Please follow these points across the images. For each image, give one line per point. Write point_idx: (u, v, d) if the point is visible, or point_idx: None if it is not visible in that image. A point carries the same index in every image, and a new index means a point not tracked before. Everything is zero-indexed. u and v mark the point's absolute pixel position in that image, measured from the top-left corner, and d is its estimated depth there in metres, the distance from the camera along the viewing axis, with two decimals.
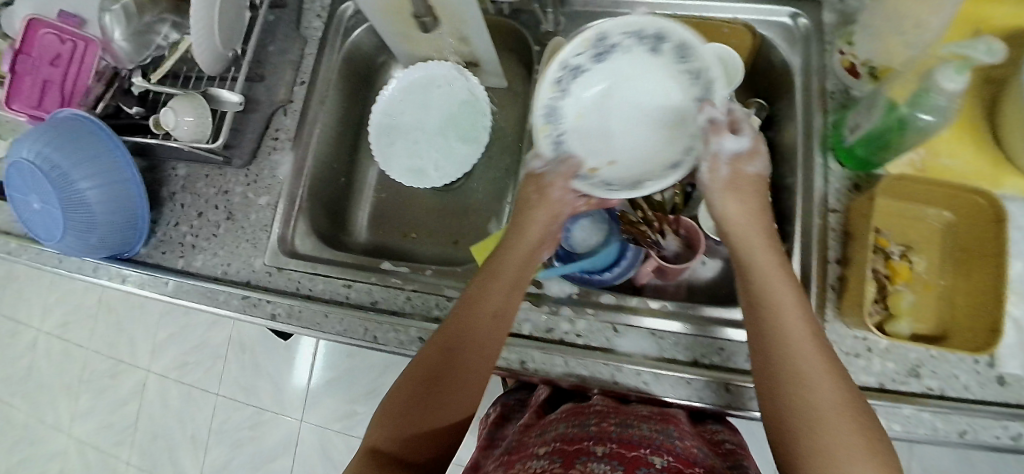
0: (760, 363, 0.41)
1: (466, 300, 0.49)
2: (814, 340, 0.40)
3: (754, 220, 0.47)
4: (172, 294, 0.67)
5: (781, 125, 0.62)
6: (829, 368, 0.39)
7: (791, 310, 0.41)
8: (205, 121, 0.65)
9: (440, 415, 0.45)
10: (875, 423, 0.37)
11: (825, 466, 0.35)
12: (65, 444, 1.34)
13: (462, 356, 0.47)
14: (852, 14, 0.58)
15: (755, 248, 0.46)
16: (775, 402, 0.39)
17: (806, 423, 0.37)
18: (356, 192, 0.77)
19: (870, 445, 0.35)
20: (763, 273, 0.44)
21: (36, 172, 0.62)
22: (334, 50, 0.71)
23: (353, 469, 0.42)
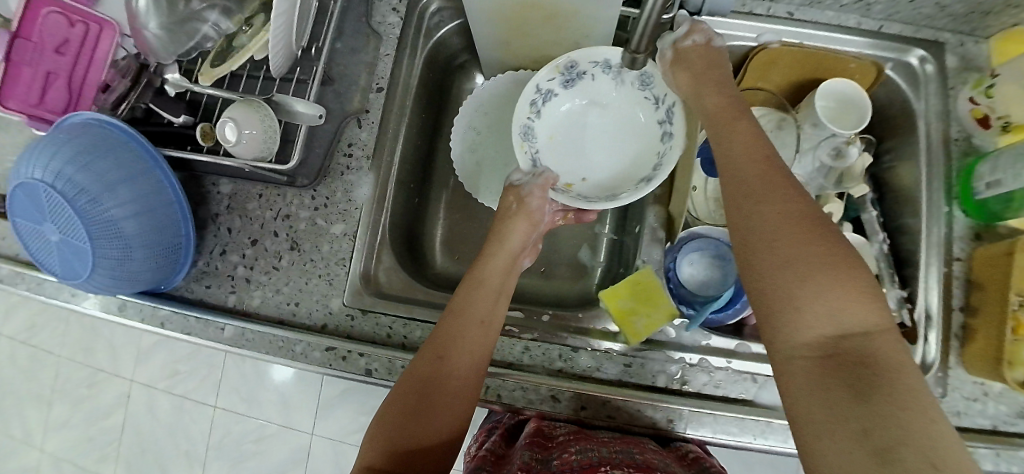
0: (729, 215, 0.39)
1: (458, 304, 0.49)
2: (784, 192, 0.37)
3: (721, 114, 0.45)
4: (229, 341, 0.56)
5: (890, 163, 0.62)
6: (796, 212, 0.36)
7: (767, 181, 0.38)
8: (272, 135, 0.54)
9: (444, 410, 0.44)
10: (859, 260, 0.35)
11: (803, 300, 0.33)
12: (36, 460, 1.15)
13: (457, 347, 0.46)
14: (971, 59, 0.59)
15: (737, 141, 0.42)
16: (751, 249, 0.37)
17: (789, 271, 0.34)
18: (429, 212, 0.69)
19: (860, 283, 0.34)
20: (750, 158, 0.40)
21: (52, 197, 0.49)
22: (416, 51, 0.62)
23: None
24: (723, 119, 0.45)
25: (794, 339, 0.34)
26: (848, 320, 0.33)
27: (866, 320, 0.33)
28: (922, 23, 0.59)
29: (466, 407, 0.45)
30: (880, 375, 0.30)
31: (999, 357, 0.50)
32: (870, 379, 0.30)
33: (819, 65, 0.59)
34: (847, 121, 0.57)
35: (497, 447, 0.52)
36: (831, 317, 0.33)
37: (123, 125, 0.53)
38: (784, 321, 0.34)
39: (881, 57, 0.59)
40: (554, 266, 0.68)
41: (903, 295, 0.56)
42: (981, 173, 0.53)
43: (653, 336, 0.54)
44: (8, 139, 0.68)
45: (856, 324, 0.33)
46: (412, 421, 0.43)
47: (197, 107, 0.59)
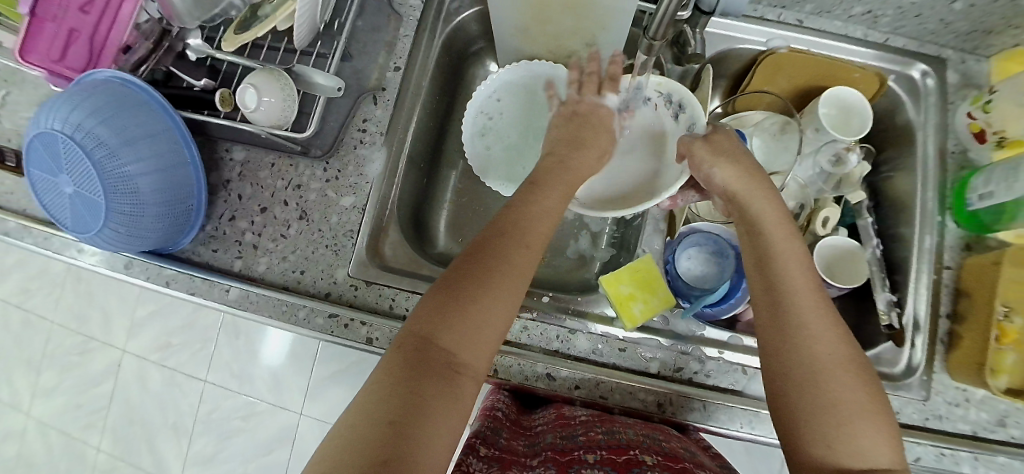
0: (778, 332, 0.42)
1: (515, 207, 0.46)
2: (832, 329, 0.41)
3: (777, 227, 0.45)
4: (232, 304, 0.57)
5: (888, 173, 0.64)
6: (840, 351, 0.40)
7: (817, 315, 0.41)
8: (291, 104, 0.55)
9: (491, 306, 0.41)
10: (882, 400, 0.40)
11: (837, 433, 0.38)
12: (24, 425, 1.14)
13: (506, 251, 0.43)
14: (972, 76, 0.62)
15: (792, 269, 0.43)
16: (795, 380, 0.40)
17: (824, 408, 0.38)
18: (436, 194, 0.70)
19: (883, 423, 0.39)
20: (796, 284, 0.43)
21: (69, 147, 0.50)
22: (436, 34, 0.64)
23: (385, 378, 0.38)
24: (777, 235, 0.45)
25: (820, 461, 0.38)
26: (873, 454, 0.37)
27: (888, 456, 0.38)
28: (926, 39, 0.62)
29: (509, 310, 0.42)
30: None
31: (983, 362, 0.51)
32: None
33: (823, 72, 0.61)
34: (849, 129, 0.59)
35: (510, 411, 0.55)
36: (858, 450, 0.37)
37: (127, 79, 0.54)
38: (815, 447, 0.38)
39: (883, 68, 0.62)
40: (554, 254, 0.69)
41: (892, 299, 0.58)
42: (975, 186, 0.55)
43: (649, 323, 0.55)
44: (22, 97, 0.69)
45: (879, 459, 0.37)
46: (455, 319, 0.40)
47: (218, 73, 0.61)
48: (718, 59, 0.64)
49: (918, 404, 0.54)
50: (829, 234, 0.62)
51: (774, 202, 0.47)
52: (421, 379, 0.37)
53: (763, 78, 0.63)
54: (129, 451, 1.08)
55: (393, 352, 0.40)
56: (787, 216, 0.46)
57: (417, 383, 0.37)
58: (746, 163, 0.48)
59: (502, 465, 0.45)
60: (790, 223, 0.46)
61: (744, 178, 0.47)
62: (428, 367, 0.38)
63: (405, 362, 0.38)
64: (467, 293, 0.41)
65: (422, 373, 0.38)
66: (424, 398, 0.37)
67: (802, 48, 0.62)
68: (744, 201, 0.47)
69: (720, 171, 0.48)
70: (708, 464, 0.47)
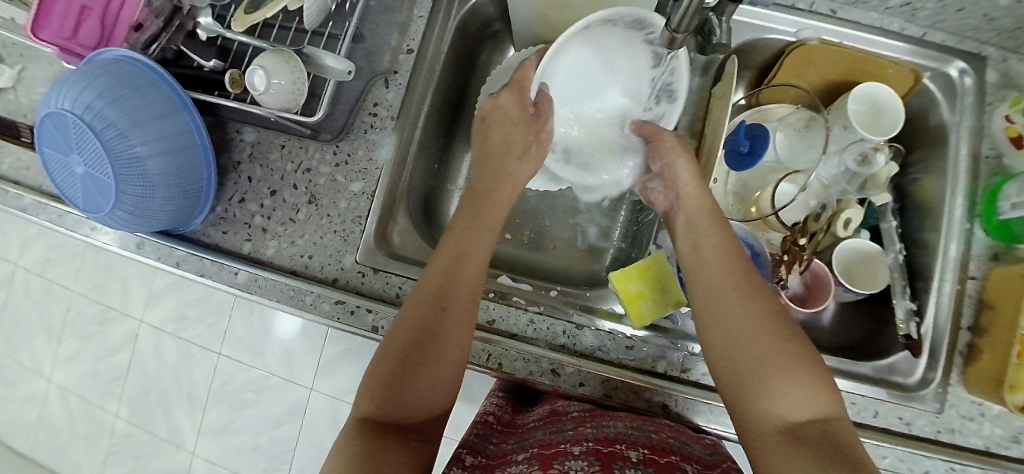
0: (708, 323, 0.45)
1: (443, 263, 0.49)
2: (752, 297, 0.44)
3: (700, 215, 0.50)
4: (240, 286, 0.58)
5: (916, 175, 0.61)
6: (761, 315, 0.43)
7: (734, 288, 0.44)
8: (300, 87, 0.54)
9: (430, 355, 0.45)
10: (812, 353, 0.42)
11: (772, 390, 0.40)
12: (46, 390, 1.18)
13: (444, 325, 0.45)
14: (1013, 76, 0.58)
15: (712, 259, 0.47)
16: (726, 361, 0.43)
17: (752, 382, 0.41)
18: (446, 181, 0.69)
19: (816, 375, 0.40)
20: (719, 273, 0.46)
21: (79, 129, 0.50)
22: (449, 16, 0.62)
23: (349, 432, 0.41)
24: (702, 226, 0.49)
25: (762, 425, 0.40)
26: (809, 405, 0.39)
27: (825, 405, 0.39)
28: (968, 34, 0.58)
29: (450, 358, 0.46)
30: (838, 449, 0.36)
31: (1003, 377, 0.49)
32: (829, 451, 0.36)
33: (856, 67, 0.58)
34: (879, 127, 0.56)
35: (503, 414, 0.56)
36: (795, 405, 0.39)
37: (137, 58, 0.54)
38: (757, 414, 0.40)
39: (918, 65, 0.59)
40: (565, 245, 0.68)
41: (912, 307, 0.56)
42: (1009, 194, 0.53)
43: (658, 322, 0.55)
44: (37, 72, 0.69)
45: (813, 409, 0.39)
46: (404, 392, 0.43)
47: (228, 53, 0.60)
48: (744, 49, 0.61)
49: (932, 417, 0.53)
50: (850, 236, 0.60)
51: (702, 194, 0.51)
52: (374, 429, 0.41)
53: (792, 71, 0.60)
54: (145, 419, 1.12)
55: (350, 427, 0.42)
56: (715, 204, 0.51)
57: (371, 430, 0.41)
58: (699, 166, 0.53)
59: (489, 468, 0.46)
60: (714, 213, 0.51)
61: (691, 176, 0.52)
62: (385, 436, 0.41)
63: (362, 429, 0.41)
64: (411, 367, 0.44)
65: (376, 421, 0.42)
66: (379, 439, 0.40)
67: (834, 41, 0.59)
68: (687, 203, 0.52)
69: (683, 163, 0.52)
70: (697, 455, 0.46)
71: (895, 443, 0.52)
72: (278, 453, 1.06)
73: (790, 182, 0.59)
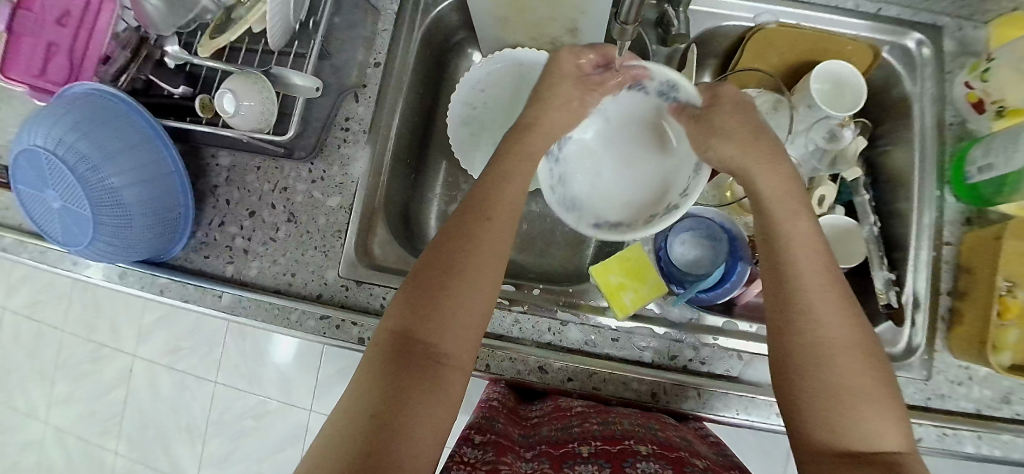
0: (785, 317, 0.41)
1: (479, 203, 0.45)
2: (839, 310, 0.40)
3: (783, 204, 0.44)
4: (224, 309, 0.58)
5: (885, 147, 0.62)
6: (846, 336, 0.39)
7: (826, 302, 0.40)
8: (270, 107, 0.55)
9: (467, 297, 0.41)
10: (889, 385, 0.39)
11: (842, 415, 0.37)
12: (43, 434, 1.17)
13: (476, 258, 0.42)
14: (969, 44, 0.59)
15: (796, 248, 0.42)
16: (797, 361, 0.40)
17: (824, 390, 0.38)
18: (425, 189, 0.70)
19: (891, 405, 0.38)
20: (807, 268, 0.41)
21: (53, 164, 0.50)
22: (414, 27, 0.63)
23: (372, 364, 0.39)
24: (782, 213, 0.44)
25: (821, 440, 0.38)
26: (878, 437, 0.37)
27: (895, 435, 0.37)
28: (920, 6, 0.60)
29: (487, 305, 0.42)
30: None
31: (984, 339, 0.49)
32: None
33: (815, 47, 0.60)
34: (842, 103, 0.57)
35: (507, 400, 0.55)
36: (866, 434, 0.37)
37: (109, 91, 0.55)
38: (816, 425, 0.38)
39: (876, 40, 0.60)
40: (546, 242, 0.68)
41: (890, 277, 0.56)
42: (975, 158, 0.53)
43: (641, 311, 0.55)
44: (11, 113, 0.70)
45: (886, 442, 0.37)
46: (433, 321, 0.40)
47: (197, 79, 0.61)
48: (704, 37, 0.62)
49: (920, 384, 0.53)
50: (825, 213, 0.61)
51: (778, 176, 0.45)
52: (400, 371, 0.38)
53: (754, 54, 0.61)
54: (146, 454, 1.11)
55: (373, 351, 0.40)
56: (794, 188, 0.45)
57: (398, 374, 0.38)
58: (741, 133, 0.47)
59: (498, 450, 0.44)
60: (801, 198, 0.45)
61: (741, 140, 0.47)
62: (407, 364, 0.38)
63: (387, 356, 0.39)
64: (438, 297, 0.41)
65: (403, 361, 0.39)
66: (404, 387, 0.37)
67: (791, 22, 0.60)
68: (748, 174, 0.46)
69: (731, 146, 0.47)
70: (705, 454, 0.46)
71: None
72: None
73: None
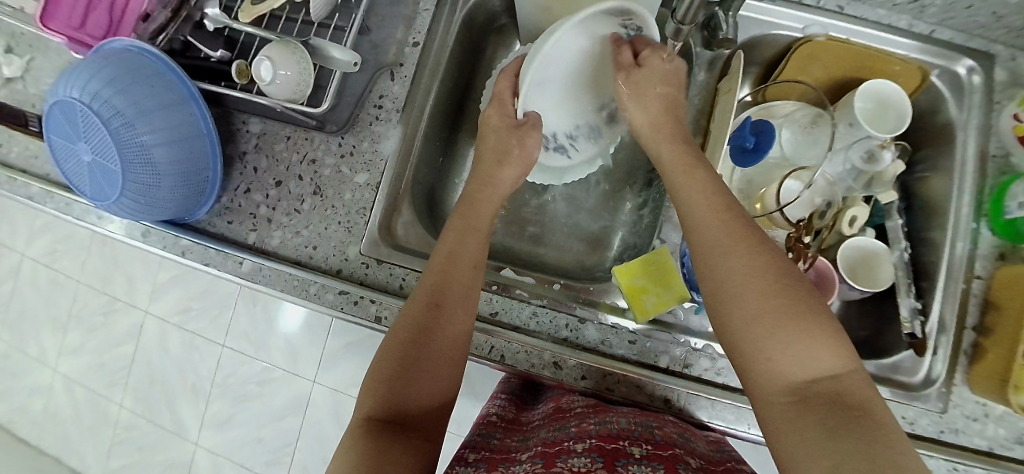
0: (706, 273, 0.41)
1: (441, 270, 0.48)
2: (747, 245, 0.40)
3: (682, 166, 0.46)
4: (243, 276, 0.58)
5: (924, 173, 0.61)
6: (761, 268, 0.39)
7: (736, 243, 0.40)
8: (306, 79, 0.55)
9: (433, 361, 0.45)
10: (815, 301, 0.38)
11: (773, 354, 0.37)
12: (51, 380, 1.19)
13: (439, 321, 0.46)
14: (1022, 75, 0.58)
15: (696, 199, 0.44)
16: (722, 311, 0.40)
17: (755, 334, 0.38)
18: (450, 174, 0.69)
19: (824, 330, 0.37)
20: (715, 218, 0.42)
21: (87, 117, 0.51)
22: (455, 9, 0.62)
23: (349, 435, 0.41)
24: (682, 174, 0.46)
25: (771, 389, 0.38)
26: (816, 365, 0.37)
27: (834, 365, 0.37)
28: (977, 32, 0.58)
29: (453, 361, 0.46)
30: (848, 415, 0.34)
31: (1007, 377, 0.49)
32: (838, 417, 0.34)
33: (864, 64, 0.58)
34: (884, 123, 0.57)
35: (507, 412, 0.56)
36: (801, 366, 0.37)
37: (149, 48, 0.54)
38: (760, 372, 0.38)
39: (926, 63, 0.58)
40: (569, 238, 0.68)
41: (917, 306, 0.56)
42: (1016, 193, 0.53)
43: (661, 316, 0.55)
44: (47, 63, 0.70)
45: (824, 370, 0.37)
46: (406, 385, 0.44)
47: (234, 44, 0.60)
48: (750, 44, 0.61)
49: (936, 416, 0.53)
50: (856, 234, 0.60)
51: (675, 142, 0.48)
52: (377, 435, 0.41)
53: (799, 66, 0.60)
54: (150, 410, 1.12)
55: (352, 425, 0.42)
56: (689, 148, 0.48)
57: (375, 439, 0.40)
58: (655, 101, 0.50)
59: (490, 465, 0.46)
60: (694, 154, 0.47)
61: (657, 104, 0.50)
62: (383, 432, 0.41)
63: (364, 428, 0.42)
64: (405, 366, 0.44)
65: (380, 429, 0.41)
66: (381, 447, 0.40)
67: (842, 37, 0.58)
68: (649, 143, 0.50)
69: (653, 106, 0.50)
70: (701, 451, 0.46)
71: None
72: (281, 446, 1.06)
73: (795, 179, 0.58)
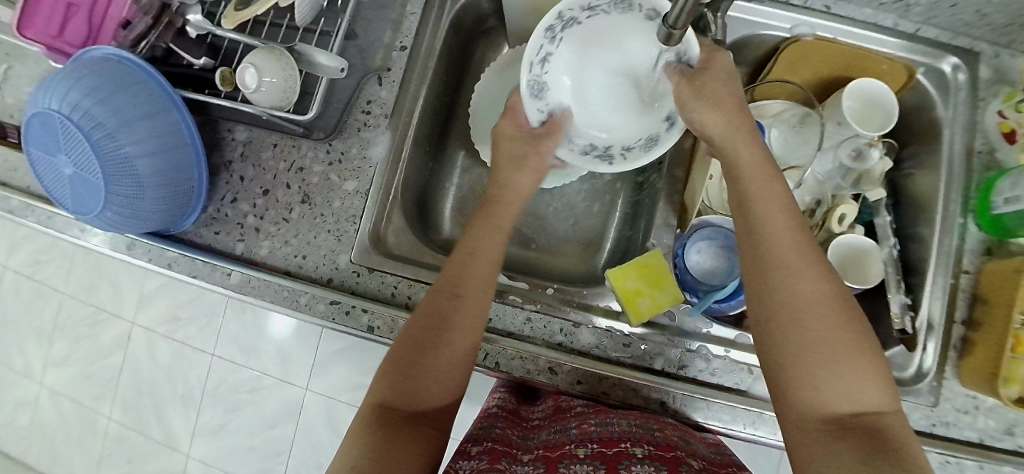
0: (764, 288, 0.41)
1: (458, 265, 0.48)
2: (818, 271, 0.40)
3: (757, 173, 0.44)
4: (233, 288, 0.57)
5: (911, 170, 0.61)
6: (826, 294, 0.39)
7: (804, 263, 0.40)
8: (291, 85, 0.54)
9: (448, 359, 0.44)
10: (874, 340, 0.39)
11: (824, 380, 0.38)
12: (36, 393, 1.16)
13: (456, 318, 0.45)
14: (1006, 72, 0.58)
15: (770, 213, 0.42)
16: (777, 330, 0.39)
17: (809, 359, 0.38)
18: (441, 178, 0.69)
19: (871, 364, 0.38)
20: (783, 235, 0.41)
21: (67, 128, 0.49)
22: (443, 12, 0.61)
23: (359, 425, 0.41)
24: (756, 182, 0.43)
25: (810, 412, 0.38)
26: (862, 399, 0.38)
27: (876, 399, 0.38)
28: (961, 30, 0.58)
29: (465, 359, 0.45)
30: (884, 446, 0.35)
31: (996, 371, 0.49)
32: (878, 449, 0.35)
33: (850, 63, 0.59)
34: (872, 122, 0.57)
35: (508, 403, 0.56)
36: (848, 397, 0.37)
37: (122, 53, 0.53)
38: (803, 394, 0.38)
39: (913, 61, 0.59)
40: (561, 240, 0.68)
41: (906, 302, 0.56)
42: (1002, 189, 0.53)
43: (655, 319, 0.54)
44: (24, 71, 0.68)
45: (867, 402, 0.38)
46: (420, 380, 0.43)
47: (218, 51, 0.59)
48: (739, 44, 0.61)
49: (927, 410, 0.53)
50: (845, 232, 0.59)
51: (754, 148, 0.45)
52: (385, 427, 0.40)
53: (786, 66, 0.60)
54: (139, 421, 1.10)
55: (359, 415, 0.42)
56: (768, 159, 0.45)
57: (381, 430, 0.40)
58: (730, 105, 0.46)
59: (493, 457, 0.43)
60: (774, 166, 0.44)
61: (728, 109, 0.46)
62: (390, 424, 0.41)
63: (372, 419, 0.41)
64: (420, 361, 0.44)
65: (389, 421, 0.41)
66: (387, 440, 0.39)
67: (828, 36, 0.59)
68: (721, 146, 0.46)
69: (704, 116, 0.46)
70: (702, 453, 0.46)
71: None
72: (275, 453, 1.05)
73: (785, 179, 0.58)
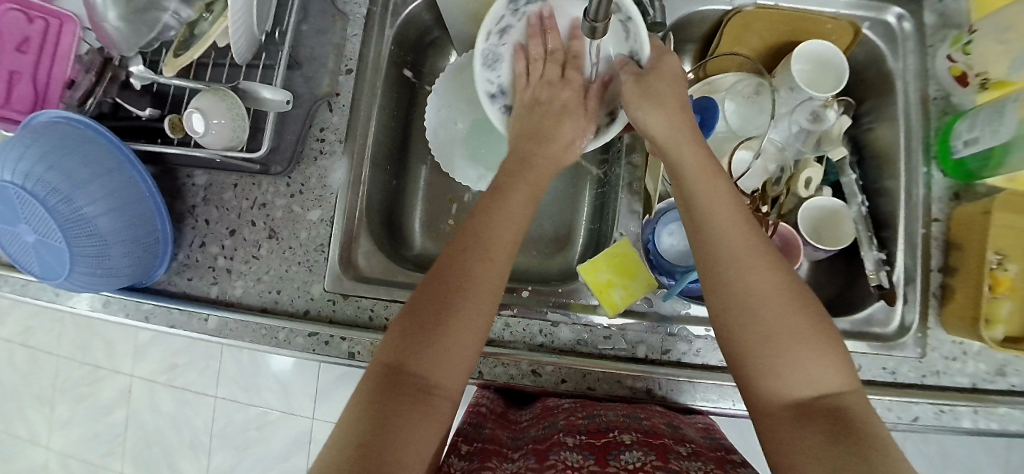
0: (714, 278, 0.41)
1: (481, 222, 0.45)
2: (766, 259, 0.40)
3: (697, 169, 0.45)
4: (211, 332, 0.57)
5: (870, 124, 0.61)
6: (773, 279, 0.39)
7: (749, 251, 0.41)
8: (241, 123, 0.54)
9: (465, 319, 0.41)
10: (829, 324, 0.39)
11: (782, 367, 0.38)
12: (46, 458, 1.17)
13: (475, 274, 0.42)
14: (950, 14, 0.58)
15: (713, 205, 0.43)
16: (732, 318, 0.40)
17: (768, 344, 0.38)
18: (407, 194, 0.69)
19: (827, 346, 0.38)
20: (726, 226, 0.42)
21: (25, 199, 0.49)
22: (385, 30, 0.61)
23: (366, 393, 0.38)
24: (699, 176, 0.45)
25: (774, 398, 0.38)
26: (821, 383, 0.37)
27: (838, 380, 0.37)
28: None
29: (486, 322, 0.42)
30: (847, 428, 0.35)
31: (976, 315, 0.49)
32: (840, 432, 0.35)
33: (796, 27, 0.58)
34: (824, 82, 0.57)
35: (495, 405, 0.55)
36: (808, 380, 0.37)
37: (74, 116, 0.53)
38: (764, 381, 0.38)
39: (857, 16, 0.59)
40: (534, 240, 0.68)
41: (881, 257, 0.56)
42: (960, 132, 0.53)
43: (632, 307, 0.54)
44: None
45: (827, 385, 0.37)
46: (433, 345, 0.40)
47: (164, 98, 0.59)
48: (682, 23, 0.61)
49: (915, 362, 0.53)
50: (814, 195, 0.59)
51: (695, 142, 0.47)
52: (391, 399, 0.37)
53: (731, 38, 0.60)
54: (152, 473, 1.10)
55: (365, 380, 0.39)
56: (708, 153, 0.46)
57: (388, 402, 0.37)
58: (672, 103, 0.48)
59: (483, 457, 0.45)
60: (714, 161, 0.46)
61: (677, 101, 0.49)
62: (399, 396, 0.38)
63: (377, 389, 0.38)
64: (435, 323, 0.40)
65: (397, 389, 0.38)
66: (393, 413, 0.37)
67: (769, 3, 0.59)
68: (663, 143, 0.48)
69: (646, 112, 0.48)
70: (692, 437, 0.46)
71: (882, 392, 0.52)
72: None
73: (746, 150, 0.59)
